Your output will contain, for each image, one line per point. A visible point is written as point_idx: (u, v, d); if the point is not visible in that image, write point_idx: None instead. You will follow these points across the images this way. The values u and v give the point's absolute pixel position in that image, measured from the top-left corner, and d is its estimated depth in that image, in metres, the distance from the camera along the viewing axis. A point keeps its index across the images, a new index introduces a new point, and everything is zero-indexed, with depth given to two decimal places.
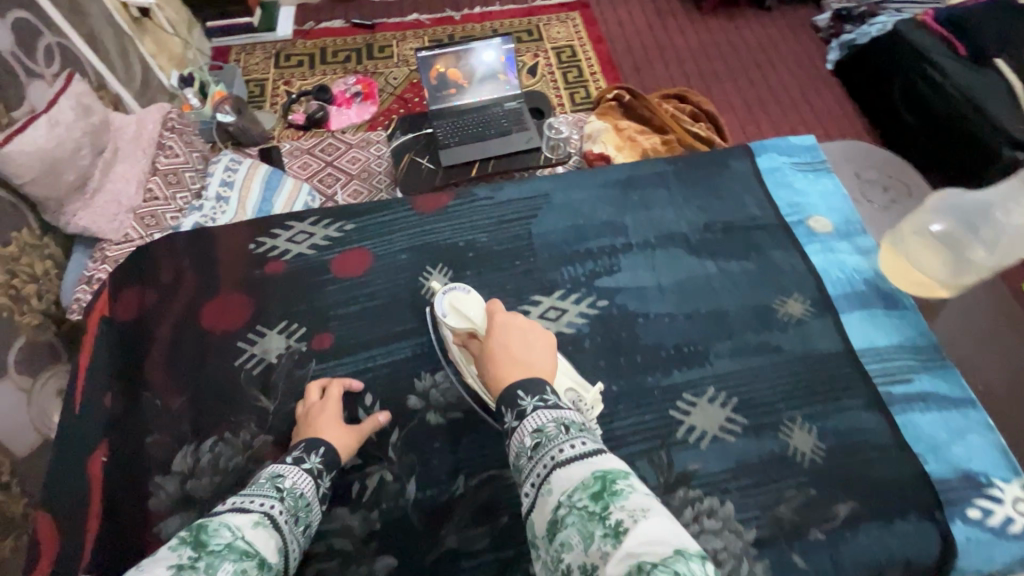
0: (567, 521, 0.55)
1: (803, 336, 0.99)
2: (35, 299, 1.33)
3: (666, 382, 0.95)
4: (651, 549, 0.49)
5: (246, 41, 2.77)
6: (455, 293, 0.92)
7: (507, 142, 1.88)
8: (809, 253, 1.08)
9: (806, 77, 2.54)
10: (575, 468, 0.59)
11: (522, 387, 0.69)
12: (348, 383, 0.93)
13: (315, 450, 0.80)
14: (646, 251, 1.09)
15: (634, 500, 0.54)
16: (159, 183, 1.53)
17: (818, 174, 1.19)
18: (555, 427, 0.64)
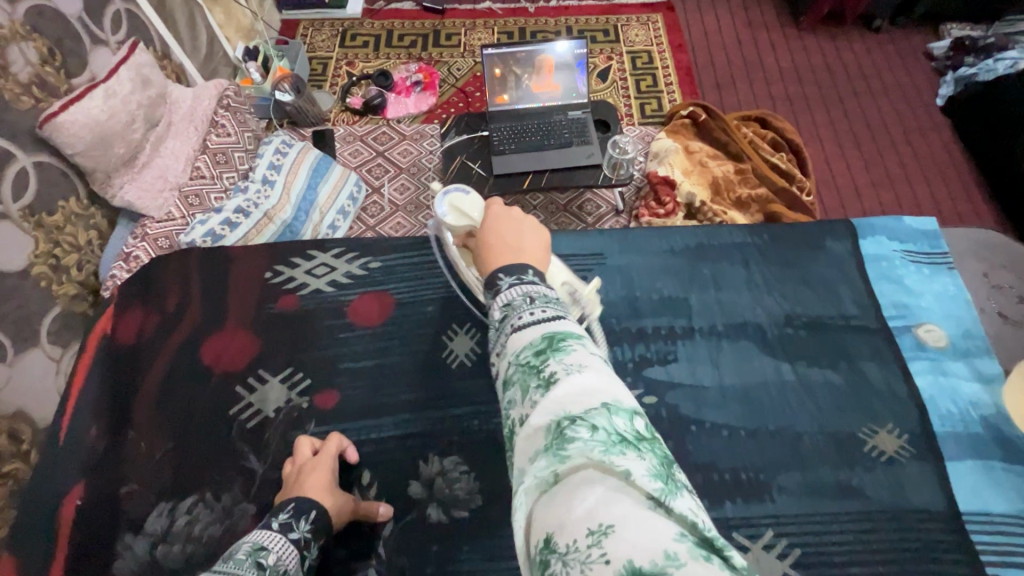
0: (511, 381, 0.47)
1: (894, 483, 0.80)
2: (75, 269, 1.23)
3: (717, 515, 0.78)
4: (576, 402, 0.41)
5: (315, 15, 2.69)
6: (455, 194, 0.85)
7: (566, 156, 1.71)
8: (914, 372, 0.88)
9: (913, 115, 2.22)
10: (527, 330, 0.50)
11: (503, 268, 0.57)
12: (344, 445, 0.82)
13: (305, 514, 0.71)
14: (711, 341, 0.91)
15: (578, 356, 0.45)
16: (207, 162, 1.43)
17: (934, 270, 0.97)
18: (521, 297, 0.53)
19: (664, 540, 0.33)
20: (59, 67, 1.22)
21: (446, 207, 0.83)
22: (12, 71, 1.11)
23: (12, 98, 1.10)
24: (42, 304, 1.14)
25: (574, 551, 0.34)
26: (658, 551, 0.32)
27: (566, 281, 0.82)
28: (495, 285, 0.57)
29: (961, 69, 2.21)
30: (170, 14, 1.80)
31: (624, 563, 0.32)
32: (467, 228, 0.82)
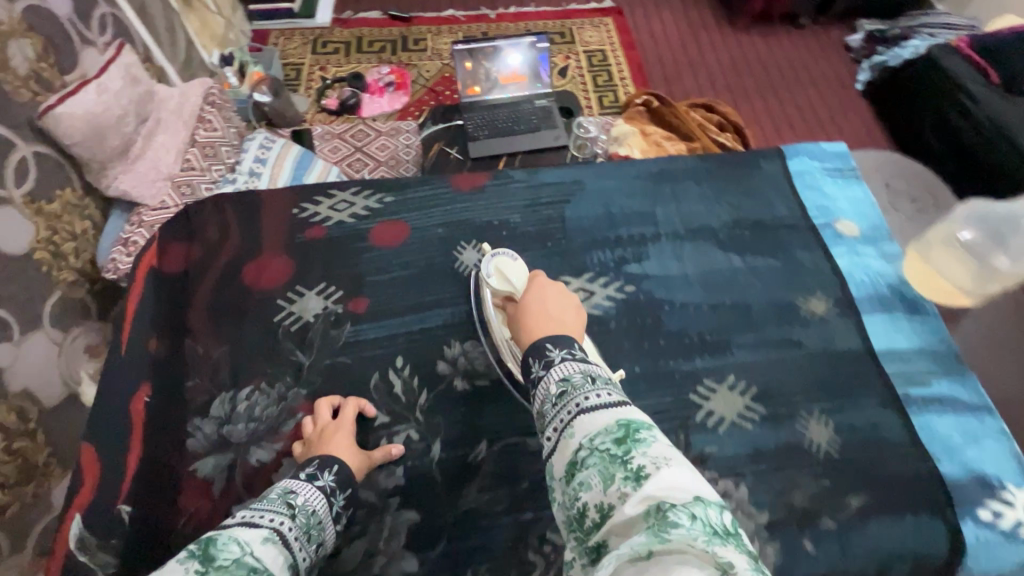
0: (588, 462, 0.58)
1: (824, 334, 1.01)
2: (73, 257, 1.38)
3: (688, 368, 0.98)
4: (669, 495, 0.52)
5: (286, 25, 2.86)
6: (503, 259, 1.00)
7: (536, 138, 2.02)
8: (835, 255, 1.10)
9: (833, 98, 2.55)
10: (599, 415, 0.62)
11: (551, 341, 0.73)
12: (362, 405, 0.91)
13: (329, 468, 0.79)
14: (675, 242, 1.11)
15: (657, 448, 0.57)
16: (196, 154, 1.57)
17: (847, 181, 1.21)
18: (582, 377, 0.67)
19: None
20: (54, 64, 1.38)
21: (493, 268, 0.97)
22: (12, 66, 1.27)
23: (13, 91, 1.26)
24: (42, 288, 1.29)
25: None
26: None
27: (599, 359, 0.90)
28: (548, 360, 0.71)
29: (873, 57, 2.55)
30: (151, 20, 1.93)
31: None
32: (507, 292, 0.93)
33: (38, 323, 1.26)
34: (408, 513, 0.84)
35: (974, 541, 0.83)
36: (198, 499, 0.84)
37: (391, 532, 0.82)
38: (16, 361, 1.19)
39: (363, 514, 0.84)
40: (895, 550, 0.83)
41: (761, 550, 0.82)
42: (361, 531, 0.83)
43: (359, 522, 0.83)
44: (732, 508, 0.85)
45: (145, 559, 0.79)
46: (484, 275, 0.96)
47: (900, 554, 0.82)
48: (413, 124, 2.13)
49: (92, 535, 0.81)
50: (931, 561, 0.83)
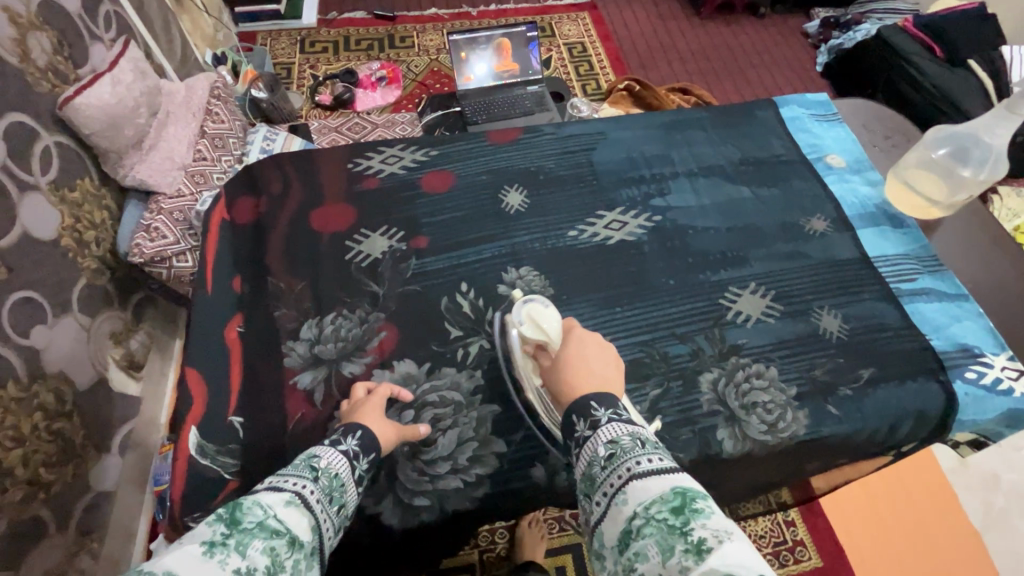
0: (645, 532, 0.58)
1: (826, 246, 1.18)
2: (94, 245, 1.48)
3: (715, 278, 1.12)
4: (733, 568, 0.52)
5: (273, 27, 2.94)
6: (534, 305, 0.93)
7: (531, 121, 2.22)
8: (827, 183, 1.27)
9: (796, 77, 2.79)
10: (652, 482, 0.63)
11: (597, 400, 0.74)
12: (396, 390, 0.94)
13: (352, 433, 0.81)
14: (692, 178, 1.27)
15: (716, 520, 0.57)
16: (206, 146, 1.69)
17: (831, 124, 1.39)
18: (631, 440, 0.68)
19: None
20: (67, 57, 1.45)
21: (524, 316, 0.90)
22: (32, 57, 1.35)
23: (35, 82, 1.34)
24: (71, 276, 1.40)
25: None
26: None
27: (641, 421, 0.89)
28: (593, 419, 0.72)
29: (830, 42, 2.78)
30: (151, 19, 2.00)
31: None
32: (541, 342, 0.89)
33: (68, 308, 1.38)
34: (492, 406, 0.96)
35: (963, 395, 1.01)
36: (302, 406, 0.94)
37: (480, 422, 0.94)
38: (51, 344, 1.31)
39: (451, 409, 0.95)
40: (902, 408, 0.99)
41: (794, 416, 0.97)
42: (452, 423, 0.94)
43: (449, 416, 0.94)
44: (765, 386, 1.00)
45: (262, 457, 0.89)
46: (515, 323, 0.91)
47: (905, 411, 0.99)
48: (408, 115, 2.26)
49: (210, 442, 0.90)
50: (930, 415, 0.99)
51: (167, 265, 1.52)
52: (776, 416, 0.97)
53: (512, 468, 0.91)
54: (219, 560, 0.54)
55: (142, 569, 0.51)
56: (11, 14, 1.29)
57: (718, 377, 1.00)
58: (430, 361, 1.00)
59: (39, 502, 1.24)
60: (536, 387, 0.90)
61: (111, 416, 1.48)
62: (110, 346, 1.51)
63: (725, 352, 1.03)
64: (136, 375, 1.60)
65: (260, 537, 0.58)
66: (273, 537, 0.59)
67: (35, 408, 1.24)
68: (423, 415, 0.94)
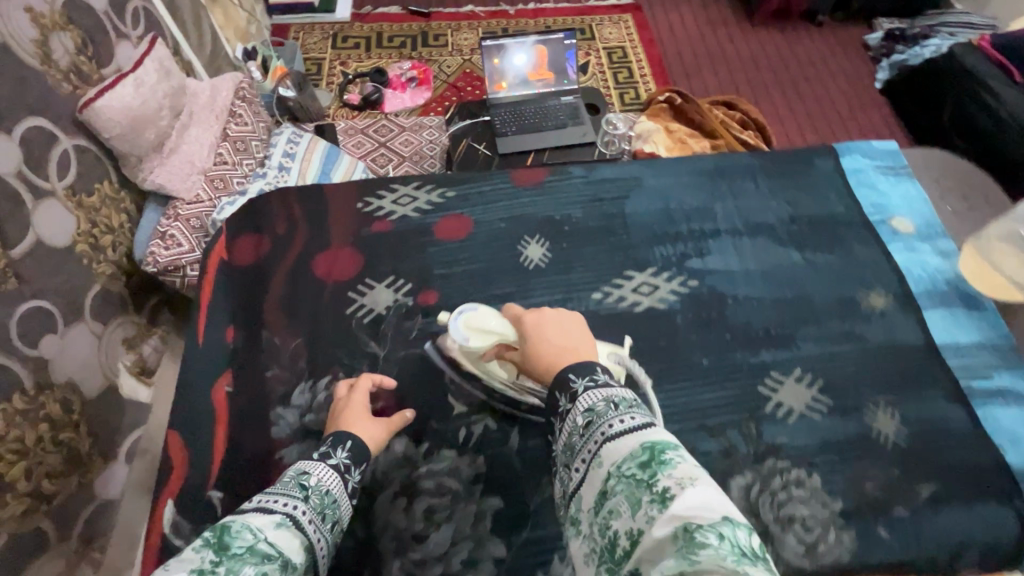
0: (616, 490, 0.58)
1: (886, 328, 1.03)
2: (111, 250, 1.36)
3: (755, 360, 1.00)
4: (696, 513, 0.51)
5: (306, 20, 2.85)
6: (467, 314, 0.92)
7: (564, 135, 2.03)
8: (892, 251, 1.12)
9: (854, 94, 2.54)
10: (624, 441, 0.61)
11: (574, 371, 0.72)
12: (380, 378, 0.92)
13: (341, 444, 0.79)
14: (735, 237, 1.13)
15: (683, 470, 0.56)
16: (228, 149, 1.55)
17: (898, 178, 1.23)
18: (605, 404, 0.66)
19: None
20: (91, 57, 1.36)
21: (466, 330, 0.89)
22: (54, 58, 1.26)
23: (55, 84, 1.24)
24: (84, 282, 1.28)
25: None
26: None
27: (612, 351, 0.93)
28: (571, 389, 0.70)
29: (893, 56, 2.54)
30: (180, 15, 1.95)
31: None
32: (496, 342, 0.87)
33: (79, 314, 1.26)
34: (492, 499, 0.86)
35: None
36: None
37: (478, 517, 0.84)
38: (60, 354, 1.21)
39: (448, 500, 0.85)
40: (966, 538, 0.85)
41: (837, 537, 0.84)
42: (449, 516, 0.84)
43: (446, 508, 0.85)
44: (806, 497, 0.87)
45: None
46: (462, 341, 0.89)
47: (970, 542, 0.85)
48: (437, 120, 2.18)
49: (185, 520, 0.83)
50: (999, 549, 0.85)
51: (182, 276, 1.39)
52: (817, 536, 0.84)
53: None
54: None
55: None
56: (32, 13, 1.20)
57: (752, 483, 0.88)
58: (429, 440, 0.91)
59: (41, 514, 1.14)
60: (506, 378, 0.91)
61: (121, 423, 1.35)
62: (123, 351, 1.38)
63: (762, 453, 0.91)
64: (148, 380, 1.43)
65: (251, 564, 0.55)
66: (263, 563, 0.56)
67: (40, 419, 1.13)
68: (417, 505, 0.85)
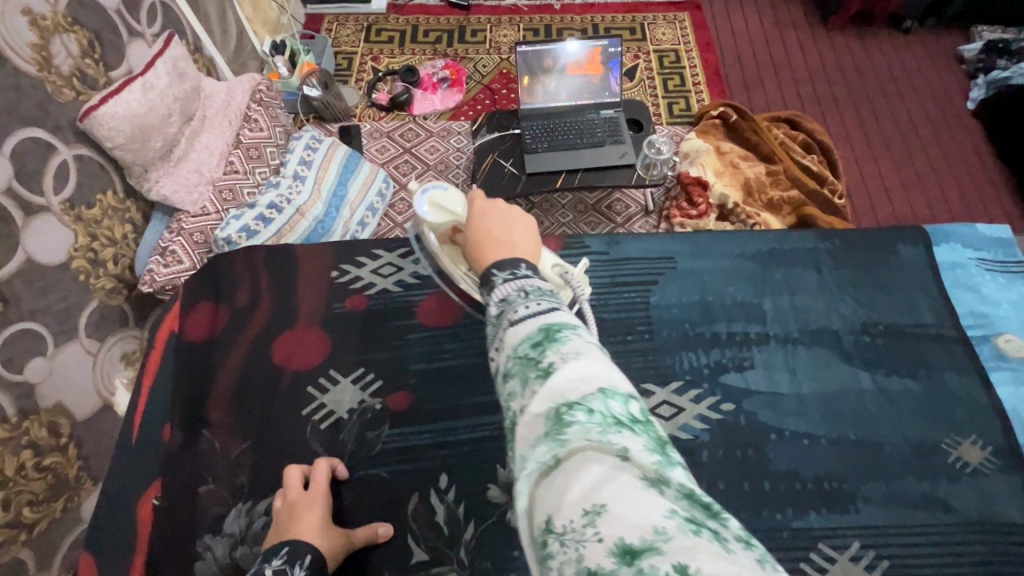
0: (506, 374, 0.44)
1: (979, 493, 0.79)
2: (112, 263, 1.18)
3: (801, 525, 0.77)
4: (576, 387, 0.39)
5: (339, 11, 2.58)
6: (433, 190, 0.79)
7: (600, 155, 1.71)
8: (995, 383, 0.87)
9: (941, 115, 2.12)
10: (522, 323, 0.46)
11: (497, 265, 0.54)
12: (334, 464, 0.80)
13: (300, 560, 0.68)
14: (787, 346, 0.90)
15: (577, 345, 0.43)
16: (240, 156, 1.37)
17: (1009, 280, 0.96)
18: (516, 291, 0.50)
19: (660, 517, 0.31)
20: (99, 59, 1.16)
21: (426, 205, 0.77)
22: (55, 63, 1.06)
23: (55, 90, 1.05)
24: (79, 299, 1.10)
25: (570, 531, 0.32)
26: (648, 528, 0.31)
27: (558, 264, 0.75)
28: (488, 282, 0.54)
29: (992, 74, 2.10)
30: (202, 6, 1.78)
31: (616, 540, 0.31)
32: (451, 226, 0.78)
33: (72, 333, 1.08)
34: None
35: None
36: None
37: None
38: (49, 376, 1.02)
39: None
40: None
41: None
42: None
43: None
44: None
45: None
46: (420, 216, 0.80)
47: None
48: (466, 125, 1.99)
49: None
50: None
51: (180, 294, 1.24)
52: None
53: None
54: None
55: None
56: (32, 16, 1.00)
57: None
58: None
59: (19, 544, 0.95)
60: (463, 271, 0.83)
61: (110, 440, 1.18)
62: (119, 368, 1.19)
63: None
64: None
65: None
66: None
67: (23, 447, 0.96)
68: None
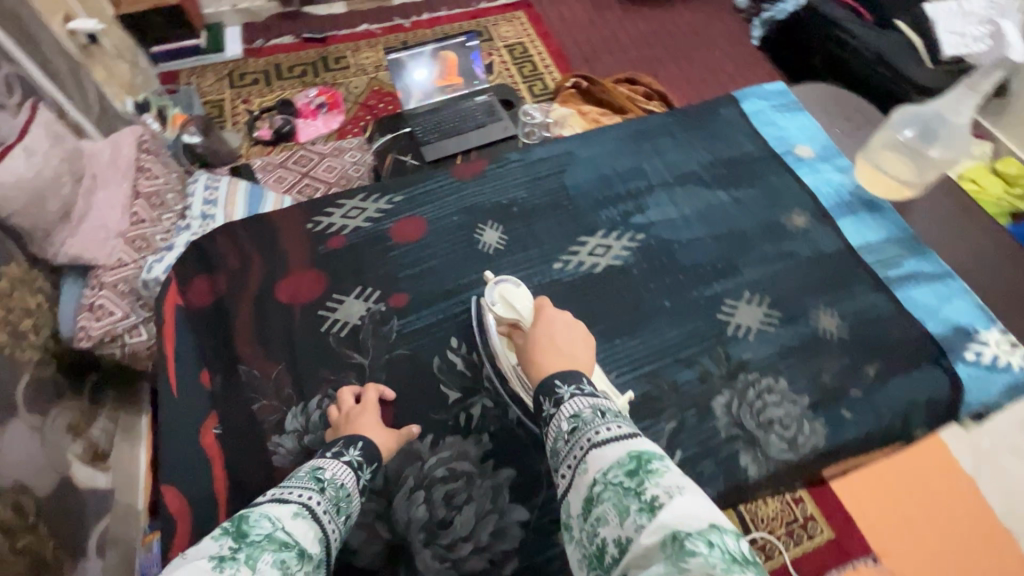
0: (603, 497, 0.56)
1: (810, 242, 1.16)
2: (33, 334, 1.15)
3: (710, 293, 1.09)
4: (685, 522, 0.51)
5: (194, 65, 2.45)
6: (505, 287, 0.92)
7: (485, 134, 1.98)
8: (801, 176, 1.26)
9: (735, 52, 2.67)
10: (610, 448, 0.60)
11: (559, 376, 0.70)
12: (382, 390, 0.94)
13: (354, 445, 0.80)
14: (668, 190, 1.23)
15: (669, 478, 0.55)
16: (143, 206, 1.35)
17: (793, 113, 1.37)
18: (590, 411, 0.65)
19: None
20: None
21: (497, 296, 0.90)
22: None
23: None
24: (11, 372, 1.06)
25: None
26: None
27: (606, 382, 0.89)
28: (554, 393, 0.69)
29: (763, 15, 2.63)
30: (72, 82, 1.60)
31: None
32: (513, 321, 0.88)
33: (14, 408, 1.03)
34: (507, 470, 0.90)
35: (967, 378, 1.02)
36: None
37: (496, 491, 0.88)
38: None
39: (463, 482, 0.88)
40: (912, 401, 0.99)
41: (811, 427, 0.95)
42: (467, 496, 0.87)
43: (463, 490, 0.88)
44: (778, 400, 0.97)
45: None
46: (488, 305, 0.92)
47: (915, 404, 0.99)
48: (355, 141, 2.10)
49: None
50: (936, 403, 1.00)
51: (121, 344, 1.23)
52: (793, 430, 0.94)
53: (537, 537, 0.86)
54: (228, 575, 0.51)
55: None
56: None
57: (731, 399, 0.97)
58: (431, 431, 0.93)
59: None
60: (513, 364, 0.90)
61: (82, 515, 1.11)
62: (69, 440, 1.16)
63: (733, 370, 1.00)
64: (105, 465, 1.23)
65: (270, 551, 0.55)
66: (282, 549, 0.56)
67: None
68: (436, 493, 0.87)
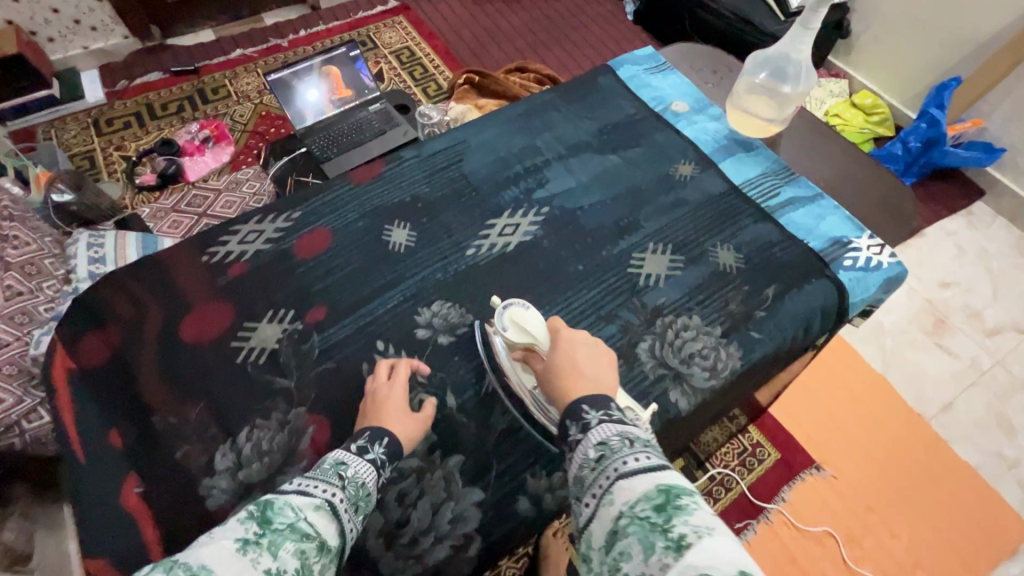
0: (628, 530, 0.56)
1: (699, 187, 1.25)
2: None
3: (617, 250, 1.15)
4: (713, 565, 0.49)
5: (50, 117, 2.21)
6: (515, 310, 0.93)
7: (386, 140, 1.91)
8: (680, 129, 1.35)
9: (613, 28, 2.78)
10: (639, 480, 0.60)
11: (588, 402, 0.73)
12: (415, 365, 0.96)
13: (379, 440, 0.81)
14: (564, 162, 1.27)
15: (699, 517, 0.55)
16: (15, 276, 1.19)
17: (665, 73, 1.46)
18: (619, 440, 0.66)
19: None
20: None
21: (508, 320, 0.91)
22: None
23: None
24: None
25: None
26: None
27: (632, 392, 0.88)
28: (583, 420, 0.71)
29: None
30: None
31: None
32: (528, 344, 0.89)
33: None
34: (456, 457, 0.91)
35: (850, 283, 1.13)
36: None
37: (448, 479, 0.89)
38: None
39: (414, 479, 0.88)
40: (809, 311, 1.09)
41: (726, 353, 1.03)
42: (421, 492, 0.87)
43: (415, 487, 0.87)
44: (695, 335, 1.04)
45: None
46: (499, 330, 0.92)
47: (812, 314, 1.09)
48: (250, 170, 2.00)
49: None
50: (829, 310, 1.10)
51: (19, 432, 1.05)
52: (712, 359, 1.02)
53: (495, 513, 0.87)
54: (251, 557, 0.53)
55: (177, 562, 0.51)
56: None
57: (653, 343, 1.03)
58: None
59: None
60: (530, 389, 0.91)
61: None
62: None
63: (651, 316, 1.06)
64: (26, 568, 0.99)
65: (291, 539, 0.57)
66: (302, 539, 0.58)
67: None
68: (389, 495, 0.86)
